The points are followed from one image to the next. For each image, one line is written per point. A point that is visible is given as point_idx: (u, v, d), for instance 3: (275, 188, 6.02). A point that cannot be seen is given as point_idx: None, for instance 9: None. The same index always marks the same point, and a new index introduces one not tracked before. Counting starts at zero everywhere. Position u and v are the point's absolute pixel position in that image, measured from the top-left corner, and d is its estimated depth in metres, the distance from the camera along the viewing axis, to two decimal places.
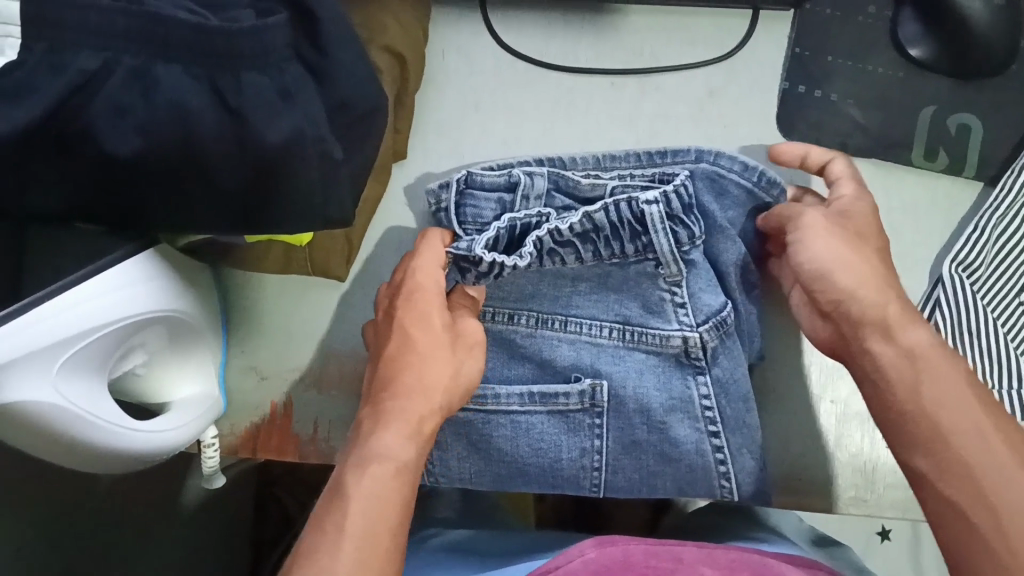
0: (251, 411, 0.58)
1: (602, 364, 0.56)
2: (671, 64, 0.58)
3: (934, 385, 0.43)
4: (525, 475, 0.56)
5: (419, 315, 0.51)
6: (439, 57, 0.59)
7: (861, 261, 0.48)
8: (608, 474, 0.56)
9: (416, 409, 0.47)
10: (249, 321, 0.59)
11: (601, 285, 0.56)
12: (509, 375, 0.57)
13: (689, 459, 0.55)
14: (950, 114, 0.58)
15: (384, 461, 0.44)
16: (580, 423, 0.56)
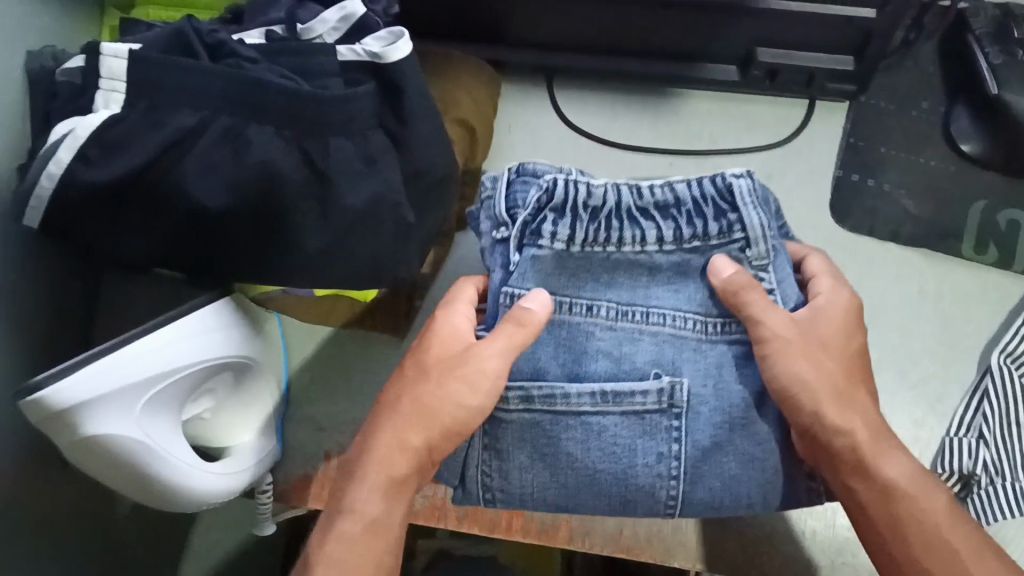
0: (305, 460, 0.60)
1: (683, 360, 0.46)
2: (731, 148, 0.61)
3: (934, 530, 0.40)
4: (595, 485, 0.46)
5: (416, 369, 0.45)
6: (506, 132, 0.62)
7: (851, 388, 0.44)
8: (689, 484, 0.45)
9: (395, 462, 0.43)
10: (310, 376, 0.61)
11: (681, 277, 0.46)
12: (581, 372, 0.46)
13: (774, 462, 0.46)
14: (1000, 209, 0.59)
15: (353, 517, 0.42)
16: (656, 426, 0.45)
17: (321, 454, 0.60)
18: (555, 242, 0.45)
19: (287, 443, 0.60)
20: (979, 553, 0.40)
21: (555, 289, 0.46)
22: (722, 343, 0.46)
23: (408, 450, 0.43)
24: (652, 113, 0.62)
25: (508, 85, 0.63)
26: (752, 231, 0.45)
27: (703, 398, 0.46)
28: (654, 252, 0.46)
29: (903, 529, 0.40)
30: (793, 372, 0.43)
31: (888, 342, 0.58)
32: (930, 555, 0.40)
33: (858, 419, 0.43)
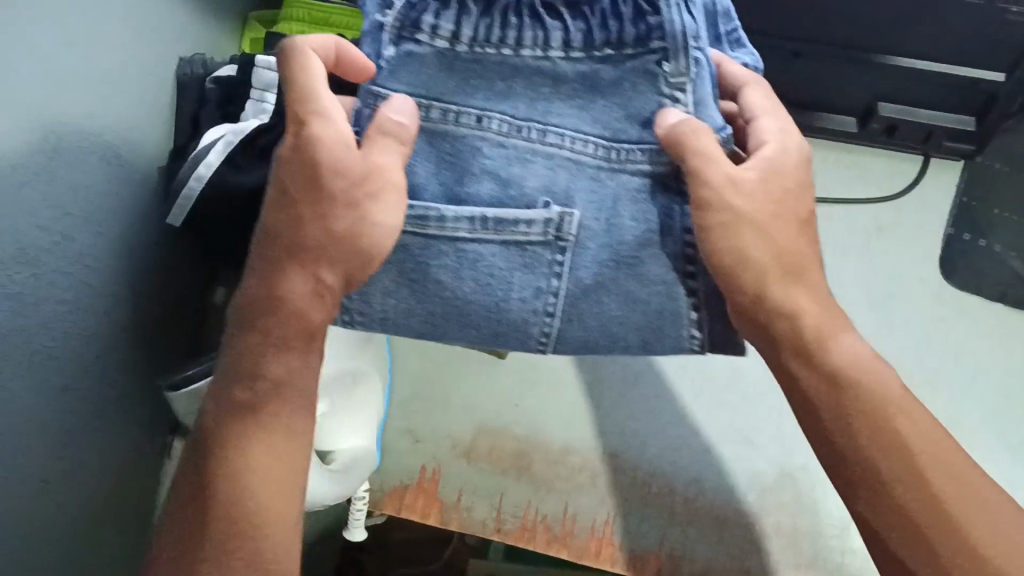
0: (400, 472, 0.61)
1: (578, 189, 0.42)
2: (843, 196, 0.61)
3: (883, 415, 0.38)
4: (462, 317, 0.42)
5: (304, 180, 0.39)
6: None
7: (801, 258, 0.41)
8: (565, 322, 0.42)
9: (291, 313, 0.39)
10: (412, 388, 0.63)
11: (587, 92, 0.42)
12: (463, 193, 0.42)
13: (659, 304, 0.43)
14: None
15: (257, 386, 0.39)
16: (538, 258, 0.42)
17: (416, 467, 0.61)
18: (436, 39, 0.41)
19: (385, 454, 0.61)
20: (929, 434, 0.38)
21: (439, 94, 0.41)
22: (626, 174, 0.43)
23: (324, 296, 0.39)
24: None
25: None
26: (671, 42, 0.40)
27: (591, 232, 0.42)
28: (558, 58, 0.42)
29: (818, 404, 0.39)
30: (738, 244, 0.40)
31: (993, 400, 0.57)
32: (878, 446, 0.38)
33: (806, 296, 0.41)
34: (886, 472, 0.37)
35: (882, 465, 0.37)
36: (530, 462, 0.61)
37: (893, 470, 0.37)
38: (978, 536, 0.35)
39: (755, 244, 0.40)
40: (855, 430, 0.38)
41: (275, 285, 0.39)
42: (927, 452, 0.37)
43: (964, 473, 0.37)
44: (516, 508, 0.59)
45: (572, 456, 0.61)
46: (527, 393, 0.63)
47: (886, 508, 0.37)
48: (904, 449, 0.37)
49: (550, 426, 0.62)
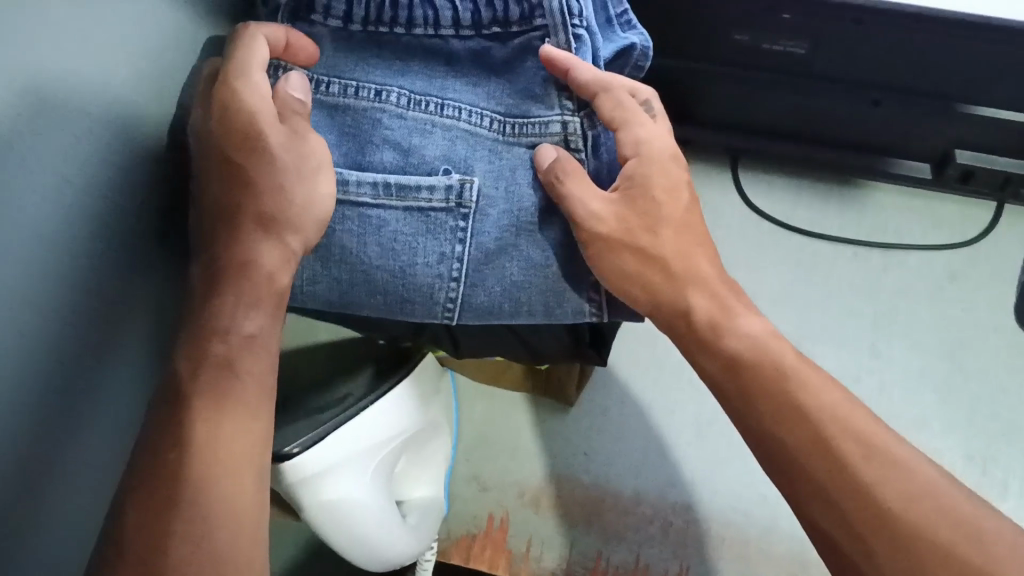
0: (468, 519, 0.60)
1: (477, 158, 0.41)
2: (914, 242, 0.61)
3: (786, 392, 0.36)
4: (373, 284, 0.41)
5: (253, 150, 0.35)
6: None
7: (682, 250, 0.40)
8: (469, 287, 0.41)
9: (252, 283, 0.35)
10: (480, 436, 0.62)
11: (479, 74, 0.42)
12: (365, 161, 0.41)
13: (563, 270, 0.42)
14: None
15: (231, 340, 0.34)
16: (440, 225, 0.40)
17: (484, 515, 0.60)
18: (331, 20, 0.41)
19: (452, 500, 0.60)
20: (856, 416, 0.35)
21: (338, 71, 0.41)
22: (524, 147, 0.42)
23: (264, 275, 0.35)
24: (837, 204, 0.63)
25: (693, 166, 0.65)
26: (553, 19, 0.40)
27: (492, 200, 0.41)
28: (449, 37, 0.42)
29: (751, 398, 0.36)
30: (619, 261, 0.40)
31: None
32: (789, 426, 0.35)
33: (701, 294, 0.40)
34: (816, 458, 0.34)
35: (806, 460, 0.34)
36: (601, 511, 0.59)
37: (817, 452, 0.34)
38: (892, 502, 0.32)
39: (625, 262, 0.40)
40: (786, 419, 0.35)
41: (216, 240, 0.35)
42: (854, 441, 0.34)
43: (886, 442, 0.34)
44: (587, 560, 0.58)
45: (643, 505, 0.59)
46: (593, 440, 0.61)
47: (817, 490, 0.34)
48: (812, 426, 0.34)
49: (619, 474, 0.60)
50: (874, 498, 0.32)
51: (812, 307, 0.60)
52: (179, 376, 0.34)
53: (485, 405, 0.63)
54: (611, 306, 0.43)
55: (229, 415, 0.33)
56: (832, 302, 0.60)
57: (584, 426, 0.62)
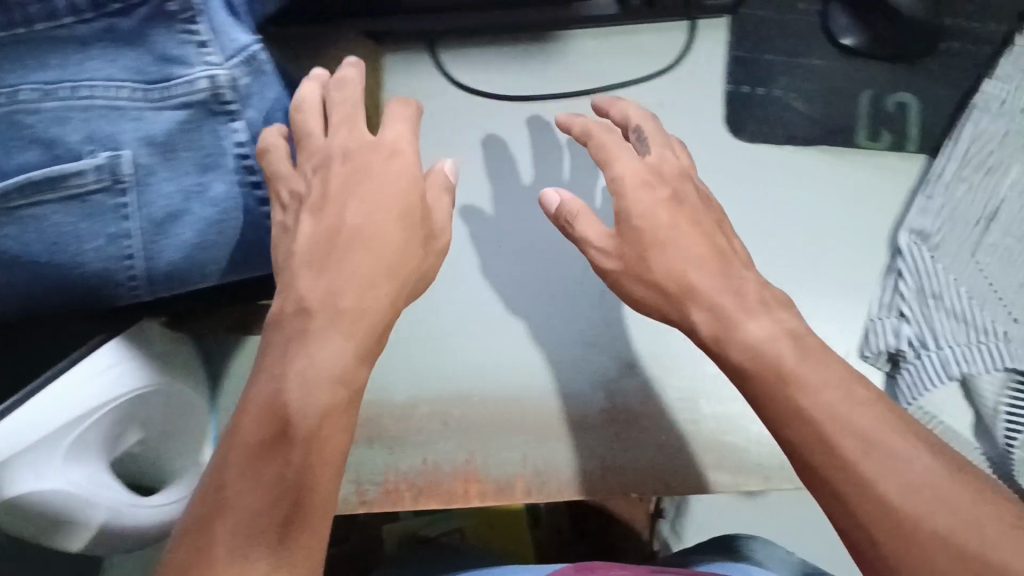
0: None
1: (123, 132, 0.44)
2: (622, 81, 0.61)
3: (790, 381, 0.39)
4: (44, 279, 0.46)
5: (363, 175, 0.46)
6: (397, 100, 0.61)
7: (680, 279, 0.46)
8: (148, 259, 0.47)
9: (371, 318, 0.42)
10: None
11: (110, 42, 0.43)
12: (13, 166, 0.43)
13: (233, 215, 0.48)
14: (889, 94, 0.60)
15: (354, 392, 0.41)
16: (101, 206, 0.44)
17: None
18: None
19: None
20: (875, 429, 0.37)
21: None
22: (170, 108, 0.44)
23: (376, 309, 0.43)
24: (541, 61, 0.62)
25: (388, 56, 0.61)
26: None
27: (150, 169, 0.45)
28: (72, 23, 0.42)
29: (758, 398, 0.41)
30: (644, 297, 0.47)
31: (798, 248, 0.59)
32: (842, 476, 0.37)
33: (701, 308, 0.45)
34: (833, 473, 0.37)
35: (807, 456, 0.38)
36: (380, 427, 0.58)
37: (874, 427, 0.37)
38: (897, 496, 0.35)
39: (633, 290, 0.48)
40: (823, 397, 0.39)
41: (338, 285, 0.43)
42: (856, 440, 0.37)
43: (870, 432, 0.37)
44: (375, 477, 0.57)
45: (419, 407, 0.58)
46: None
47: (838, 478, 0.37)
48: (838, 424, 0.38)
49: (389, 383, 0.59)
50: (891, 508, 0.35)
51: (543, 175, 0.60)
52: (294, 409, 0.38)
53: None
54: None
55: (313, 454, 0.38)
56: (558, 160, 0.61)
57: None
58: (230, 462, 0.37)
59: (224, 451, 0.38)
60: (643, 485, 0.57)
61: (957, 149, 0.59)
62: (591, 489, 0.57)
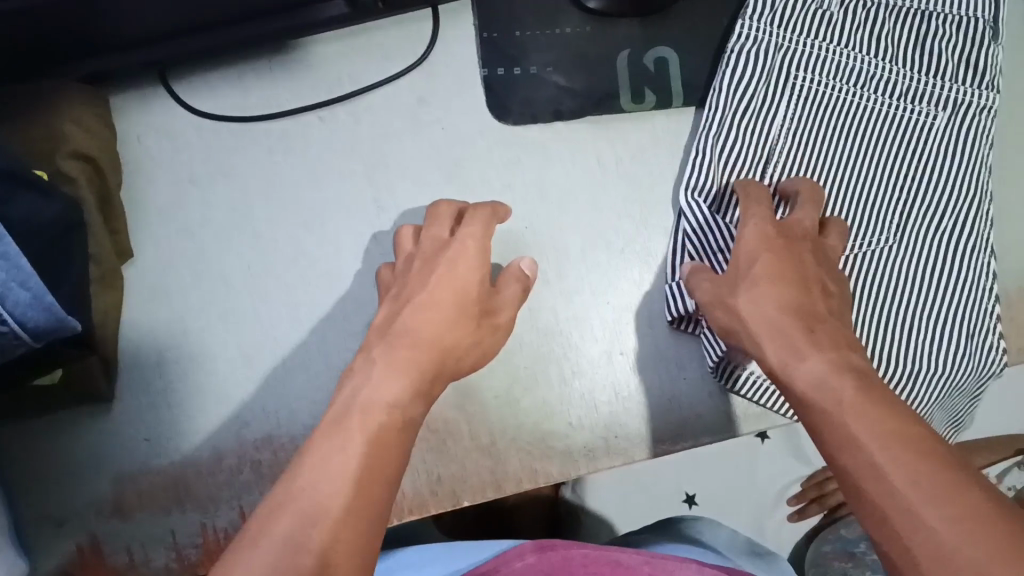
0: (58, 561, 0.55)
1: None
2: (373, 82, 0.59)
3: (836, 416, 0.41)
4: None
5: (447, 266, 0.52)
6: (137, 142, 0.58)
7: (764, 313, 0.48)
8: None
9: (430, 376, 0.47)
10: (28, 473, 0.55)
11: None
12: None
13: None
14: (646, 52, 0.60)
15: (406, 427, 0.44)
16: None
17: (71, 548, 0.55)
18: None
19: (31, 551, 0.55)
20: (875, 431, 0.39)
21: None
22: None
23: (432, 385, 0.47)
24: (284, 75, 0.59)
25: (121, 98, 0.58)
26: None
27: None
28: None
29: (816, 424, 0.42)
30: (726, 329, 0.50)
31: (580, 226, 0.58)
32: (847, 454, 0.39)
33: (775, 344, 0.46)
34: (853, 469, 0.38)
35: (848, 468, 0.39)
36: (189, 487, 0.56)
37: (884, 440, 0.38)
38: (919, 498, 0.35)
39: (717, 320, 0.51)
40: (849, 411, 0.40)
41: (392, 348, 0.47)
42: (892, 443, 0.38)
43: (916, 445, 0.38)
44: (193, 536, 0.55)
45: (226, 458, 0.56)
46: (149, 421, 0.56)
47: (865, 474, 0.38)
48: (883, 424, 0.39)
49: (188, 440, 0.56)
50: (900, 499, 0.36)
51: (315, 193, 0.58)
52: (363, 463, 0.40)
53: (20, 444, 0.56)
54: (27, 325, 0.45)
55: (362, 462, 0.40)
56: (327, 175, 0.58)
57: (133, 410, 0.56)
58: (307, 489, 0.38)
59: (285, 482, 0.39)
60: (474, 493, 0.55)
61: (723, 97, 0.58)
62: (422, 508, 0.55)
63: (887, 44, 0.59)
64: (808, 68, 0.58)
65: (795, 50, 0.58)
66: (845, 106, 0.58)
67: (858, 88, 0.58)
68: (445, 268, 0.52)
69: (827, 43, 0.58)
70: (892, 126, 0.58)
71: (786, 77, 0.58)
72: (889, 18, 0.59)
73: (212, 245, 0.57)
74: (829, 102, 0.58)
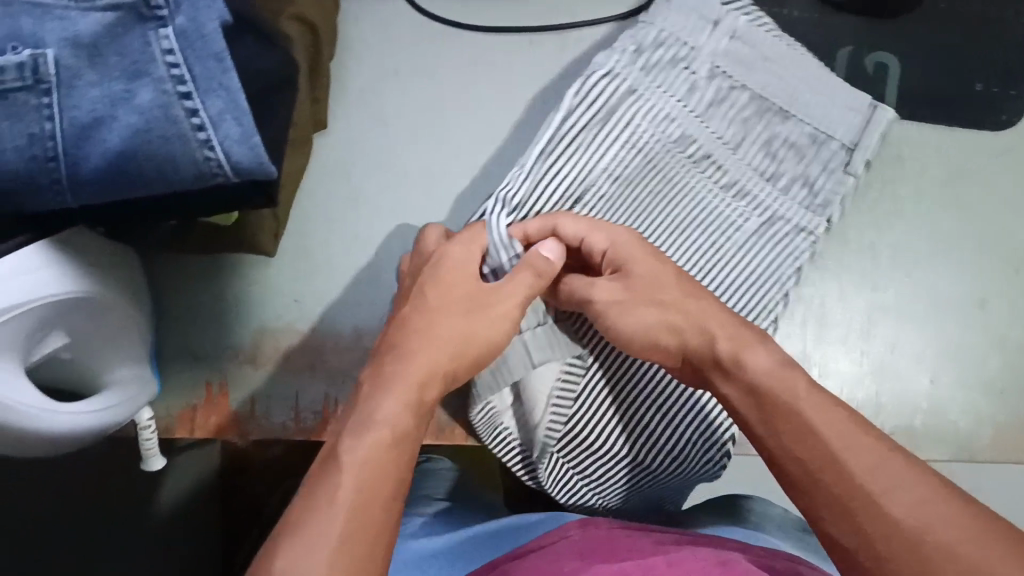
0: (186, 394, 0.58)
1: (45, 30, 0.39)
2: (588, 18, 0.60)
3: (807, 430, 0.37)
4: None
5: (433, 278, 0.45)
6: (354, 24, 0.60)
7: (691, 325, 0.44)
8: (71, 163, 0.40)
9: (422, 373, 0.40)
10: (180, 305, 0.58)
11: None
12: None
13: (160, 129, 0.40)
14: (867, 54, 0.59)
15: (406, 441, 0.37)
16: (23, 106, 0.39)
17: (202, 383, 0.58)
18: None
19: (165, 377, 0.58)
20: (829, 416, 0.37)
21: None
22: (98, 11, 0.39)
23: (438, 376, 0.40)
24: None
25: None
26: None
27: (74, 70, 0.39)
28: None
29: (781, 453, 0.37)
30: (625, 330, 0.46)
31: None
32: (808, 454, 0.36)
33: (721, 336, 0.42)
34: (824, 472, 0.35)
35: (830, 502, 0.35)
36: (321, 355, 0.58)
37: (878, 472, 0.34)
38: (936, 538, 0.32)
39: (632, 326, 0.45)
40: (833, 442, 0.36)
41: (393, 362, 0.40)
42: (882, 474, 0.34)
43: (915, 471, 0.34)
44: (315, 405, 0.58)
45: (363, 339, 0.59)
46: (301, 284, 0.59)
47: (863, 514, 0.34)
48: (876, 454, 0.35)
49: (331, 314, 0.59)
50: (912, 537, 0.32)
51: (507, 109, 0.59)
52: (346, 475, 0.34)
53: (179, 277, 0.59)
54: (232, 162, 0.42)
55: (355, 485, 0.34)
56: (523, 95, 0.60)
57: (291, 270, 0.59)
58: (297, 521, 0.32)
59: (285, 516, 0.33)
60: None
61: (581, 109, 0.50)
62: None
63: (738, 127, 0.56)
64: (650, 121, 0.52)
65: (645, 101, 0.52)
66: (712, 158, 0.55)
67: (690, 161, 0.54)
68: (434, 280, 0.45)
69: (685, 103, 0.54)
70: (705, 206, 0.55)
71: (626, 121, 0.52)
72: (739, 106, 0.56)
73: (401, 134, 0.59)
74: (663, 163, 0.53)
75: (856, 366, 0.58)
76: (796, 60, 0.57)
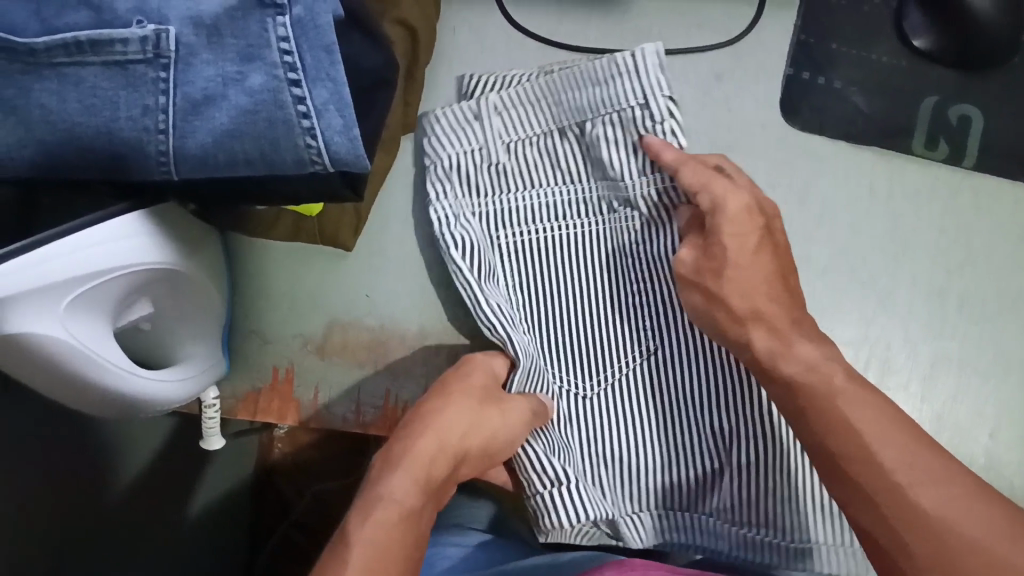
0: (252, 374, 0.60)
1: (171, 7, 0.41)
2: (679, 47, 0.61)
3: (834, 405, 0.45)
4: (76, 140, 0.42)
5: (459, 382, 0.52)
6: (450, 34, 0.61)
7: (751, 299, 0.50)
8: (178, 139, 0.42)
9: (435, 470, 0.48)
10: (254, 290, 0.60)
11: None
12: (61, 25, 0.41)
13: (268, 112, 0.42)
14: (951, 105, 0.60)
15: (423, 517, 0.46)
16: (141, 77, 0.41)
17: (269, 367, 0.60)
18: None
19: (233, 356, 0.60)
20: (870, 422, 0.44)
21: None
22: None
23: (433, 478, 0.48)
24: (600, 14, 0.61)
25: None
26: None
27: (193, 48, 0.41)
28: None
29: (815, 431, 0.45)
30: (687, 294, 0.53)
31: (832, 240, 0.60)
32: (840, 440, 0.44)
33: (762, 330, 0.50)
34: (852, 461, 0.43)
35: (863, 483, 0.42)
36: (385, 350, 0.59)
37: (897, 461, 0.42)
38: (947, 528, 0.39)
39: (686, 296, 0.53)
40: (863, 430, 0.43)
41: (411, 443, 0.48)
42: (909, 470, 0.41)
43: (939, 477, 0.41)
44: (376, 400, 0.59)
45: (428, 339, 0.59)
46: (372, 281, 0.60)
47: (891, 500, 0.41)
48: (896, 445, 0.42)
49: (400, 313, 0.59)
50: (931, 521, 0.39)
51: None
52: (384, 531, 0.43)
53: (256, 262, 0.60)
54: (331, 151, 0.43)
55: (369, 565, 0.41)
56: None
57: (367, 266, 0.60)
58: None
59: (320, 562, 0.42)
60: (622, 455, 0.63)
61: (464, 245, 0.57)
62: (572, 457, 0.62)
63: (556, 169, 0.58)
64: (518, 218, 0.58)
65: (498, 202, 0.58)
66: (585, 202, 0.58)
67: (557, 219, 0.58)
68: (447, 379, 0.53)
69: (515, 190, 0.58)
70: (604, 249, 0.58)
71: (500, 235, 0.58)
72: (527, 146, 0.58)
73: None
74: (547, 238, 0.58)
75: (916, 412, 0.59)
76: (563, 78, 0.56)
